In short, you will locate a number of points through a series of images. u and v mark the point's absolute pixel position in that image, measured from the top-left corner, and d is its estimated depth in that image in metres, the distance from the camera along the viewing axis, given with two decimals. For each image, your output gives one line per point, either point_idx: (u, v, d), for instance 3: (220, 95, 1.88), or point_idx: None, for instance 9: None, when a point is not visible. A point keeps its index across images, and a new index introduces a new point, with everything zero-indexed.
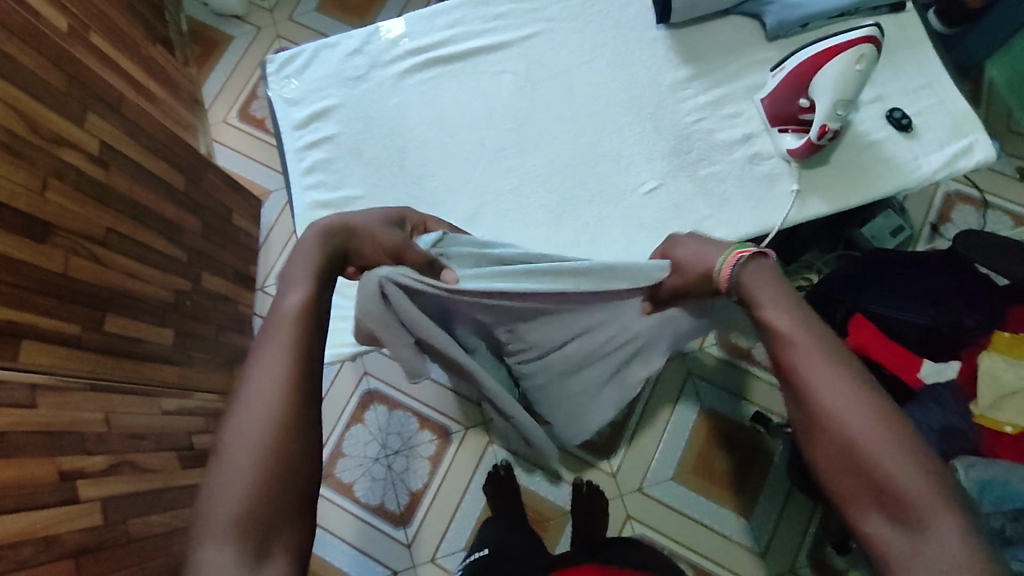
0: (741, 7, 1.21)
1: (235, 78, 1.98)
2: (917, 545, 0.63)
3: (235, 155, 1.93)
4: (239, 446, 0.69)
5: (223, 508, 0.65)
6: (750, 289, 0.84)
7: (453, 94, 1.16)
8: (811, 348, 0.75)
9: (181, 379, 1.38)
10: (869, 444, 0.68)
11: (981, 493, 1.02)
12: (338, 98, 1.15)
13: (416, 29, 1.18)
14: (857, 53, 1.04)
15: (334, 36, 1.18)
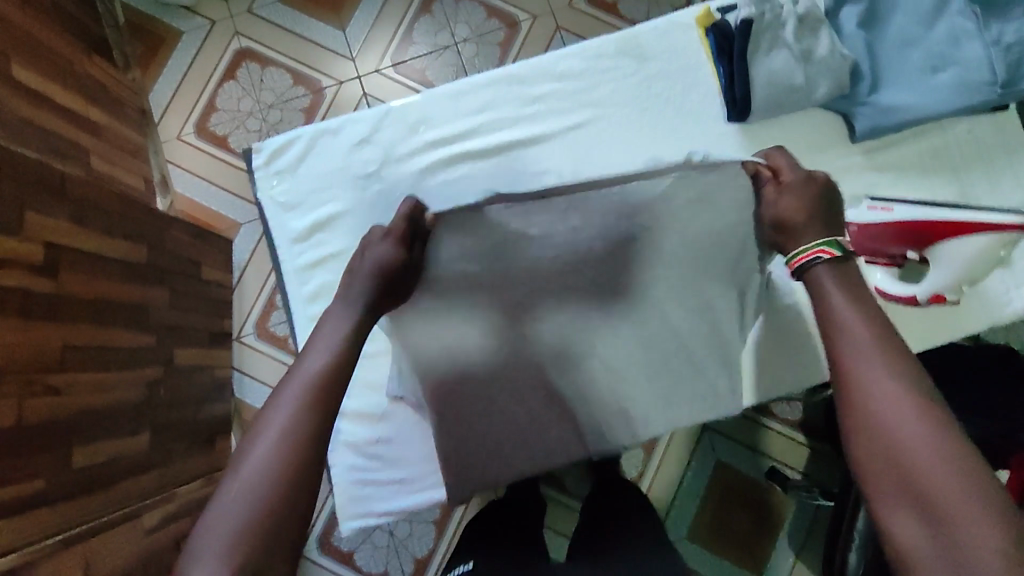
0: (836, 103, 1.14)
1: (189, 84, 1.68)
2: (952, 556, 0.63)
3: (195, 180, 1.67)
4: (254, 466, 0.71)
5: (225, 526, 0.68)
6: (816, 284, 0.86)
7: (477, 191, 1.14)
8: (872, 361, 0.76)
9: (161, 482, 1.23)
10: (917, 451, 0.68)
11: None
12: (344, 202, 1.16)
13: (439, 116, 1.17)
14: (1005, 241, 1.07)
15: (337, 122, 1.17)
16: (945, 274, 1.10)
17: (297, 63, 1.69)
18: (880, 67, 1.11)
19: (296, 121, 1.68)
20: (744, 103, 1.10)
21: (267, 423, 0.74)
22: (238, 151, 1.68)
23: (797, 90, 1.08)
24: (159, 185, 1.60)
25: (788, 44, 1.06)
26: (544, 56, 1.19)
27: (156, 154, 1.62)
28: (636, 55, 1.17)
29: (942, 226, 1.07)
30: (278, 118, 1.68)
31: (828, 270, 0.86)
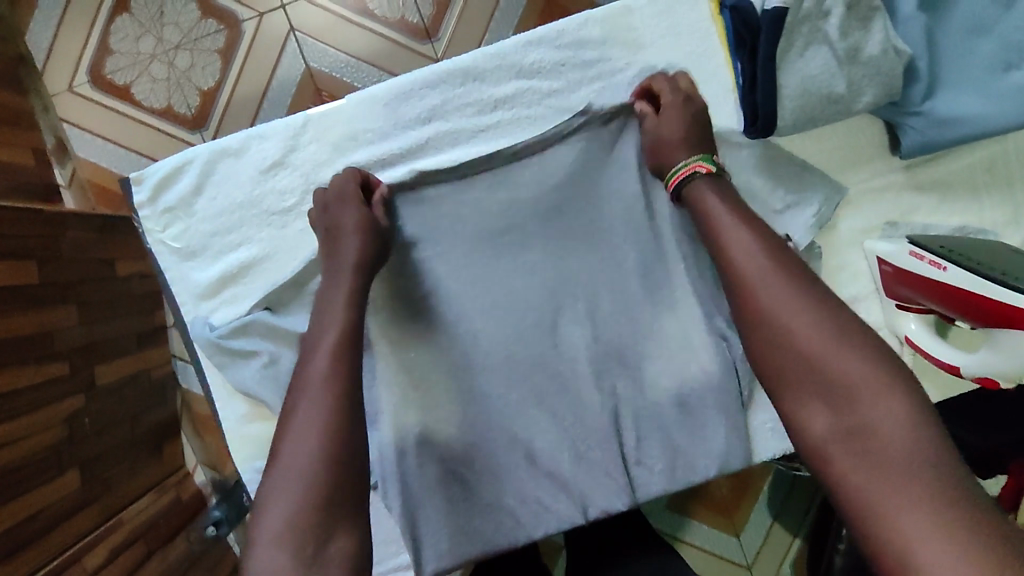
0: (894, 113, 0.72)
1: (76, 15, 1.12)
2: (866, 456, 0.45)
3: (102, 145, 1.16)
4: (313, 376, 0.54)
5: (299, 476, 0.49)
6: (694, 194, 0.63)
7: (460, 234, 0.73)
8: (736, 233, 0.58)
9: (109, 511, 1.00)
10: (805, 338, 0.50)
11: None
12: (259, 246, 0.71)
13: (372, 125, 0.72)
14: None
15: (232, 135, 0.71)
16: (985, 362, 0.65)
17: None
18: (938, 61, 0.69)
19: (209, 66, 1.14)
20: (775, 112, 0.67)
21: (311, 371, 0.54)
22: (145, 104, 1.14)
23: (836, 100, 0.67)
24: (51, 151, 1.11)
25: (829, 40, 0.65)
26: (523, 32, 0.73)
27: (43, 113, 1.12)
28: (668, 22, 0.73)
29: (981, 300, 0.63)
30: (190, 64, 1.14)
31: (707, 181, 0.63)
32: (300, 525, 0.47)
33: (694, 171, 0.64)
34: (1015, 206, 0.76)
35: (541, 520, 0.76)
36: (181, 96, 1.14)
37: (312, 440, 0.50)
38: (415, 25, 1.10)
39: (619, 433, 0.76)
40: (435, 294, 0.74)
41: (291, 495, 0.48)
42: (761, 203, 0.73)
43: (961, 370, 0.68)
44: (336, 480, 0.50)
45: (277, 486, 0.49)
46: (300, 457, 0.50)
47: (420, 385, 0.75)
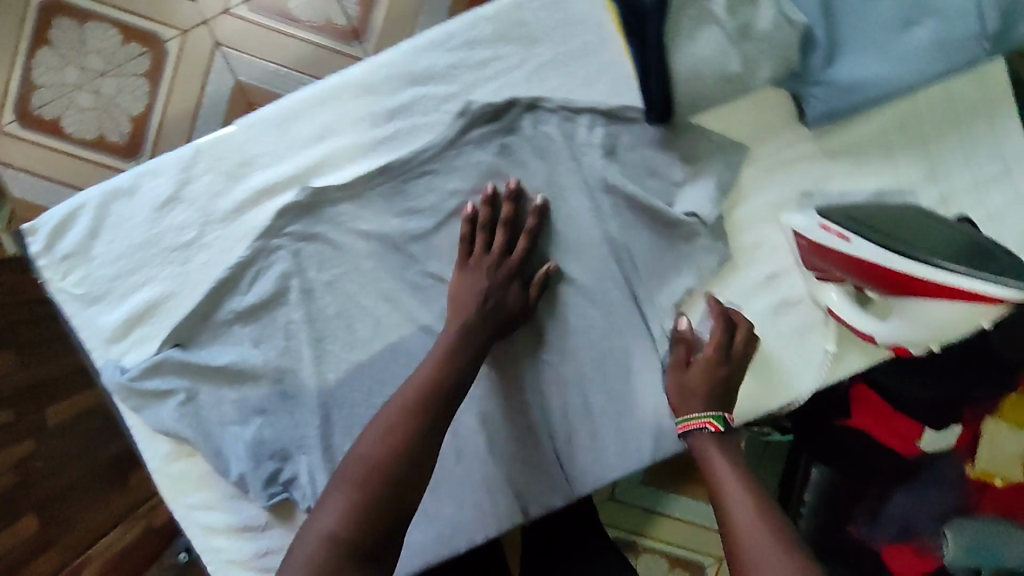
0: (797, 84, 0.70)
1: None
2: None
3: (33, 180, 1.06)
4: (358, 461, 0.59)
5: (305, 553, 0.53)
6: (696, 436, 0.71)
7: (368, 250, 0.73)
8: (735, 485, 0.65)
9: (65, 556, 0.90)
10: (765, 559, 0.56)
11: (970, 555, 1.04)
12: (162, 284, 0.71)
13: (265, 149, 0.70)
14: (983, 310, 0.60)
15: (122, 174, 0.70)
16: (900, 327, 0.66)
17: (122, 11, 1.03)
18: (838, 27, 0.67)
19: (136, 90, 1.04)
20: (671, 96, 0.65)
21: (362, 449, 0.59)
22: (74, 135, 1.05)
23: (733, 79, 0.65)
24: None
25: (718, 19, 0.64)
26: (415, 36, 0.72)
27: None
28: (560, 14, 0.71)
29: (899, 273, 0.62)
30: (117, 90, 1.05)
31: (709, 437, 0.70)
32: (349, 526, 0.54)
33: (699, 425, 0.71)
34: (930, 164, 0.75)
35: (483, 526, 0.77)
36: (112, 125, 1.05)
37: (380, 442, 0.59)
38: (342, 28, 1.03)
39: (549, 430, 0.77)
40: (351, 313, 0.73)
41: (345, 490, 0.57)
42: (660, 175, 0.74)
43: (876, 338, 0.68)
44: (328, 563, 0.52)
45: (337, 485, 0.57)
46: (364, 452, 0.59)
47: (346, 405, 0.74)
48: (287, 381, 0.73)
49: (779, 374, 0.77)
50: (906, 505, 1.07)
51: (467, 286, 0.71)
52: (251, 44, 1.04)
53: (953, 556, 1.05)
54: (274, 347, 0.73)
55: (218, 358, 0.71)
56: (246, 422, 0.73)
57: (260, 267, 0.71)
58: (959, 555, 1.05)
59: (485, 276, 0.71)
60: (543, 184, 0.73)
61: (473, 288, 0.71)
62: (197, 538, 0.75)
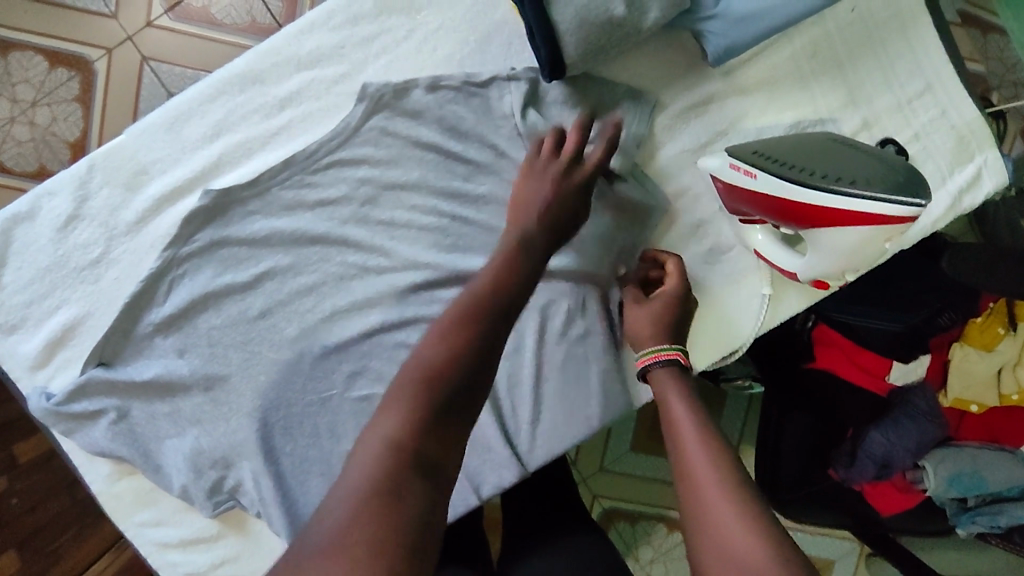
0: (694, 23, 0.69)
1: None
2: None
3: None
4: (416, 363, 0.47)
5: (359, 469, 0.41)
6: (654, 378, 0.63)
7: (282, 245, 0.71)
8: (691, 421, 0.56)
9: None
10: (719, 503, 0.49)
11: (950, 485, 1.03)
12: (77, 303, 0.70)
13: (160, 155, 0.70)
14: (891, 230, 0.59)
15: (20, 198, 0.69)
16: (813, 262, 0.64)
17: (44, 36, 0.96)
18: None
19: (72, 117, 0.97)
20: (558, 47, 0.64)
21: (414, 354, 0.47)
22: (16, 170, 0.97)
23: (620, 24, 0.65)
24: None
25: None
26: (295, 21, 0.71)
27: None
28: None
29: (798, 206, 0.61)
30: (53, 119, 0.97)
31: (674, 376, 0.62)
32: (415, 435, 0.43)
33: (671, 357, 0.63)
34: (846, 89, 0.73)
35: None
36: (53, 157, 0.97)
37: (444, 346, 0.47)
38: (267, 27, 0.98)
39: (495, 407, 0.75)
40: (274, 311, 0.72)
41: (406, 396, 0.45)
42: None
43: (797, 274, 0.68)
44: (404, 477, 0.40)
45: (390, 392, 0.45)
46: (423, 353, 0.47)
47: (281, 406, 0.72)
48: (218, 388, 0.72)
49: (721, 324, 0.75)
50: (883, 442, 1.03)
51: (541, 190, 0.64)
52: (180, 54, 0.98)
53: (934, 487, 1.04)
54: (200, 354, 0.72)
55: (144, 373, 0.70)
56: (181, 432, 0.72)
57: (173, 277, 0.70)
58: (939, 486, 1.03)
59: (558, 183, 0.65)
60: (450, 159, 0.72)
61: (544, 187, 0.64)
62: (152, 555, 0.74)
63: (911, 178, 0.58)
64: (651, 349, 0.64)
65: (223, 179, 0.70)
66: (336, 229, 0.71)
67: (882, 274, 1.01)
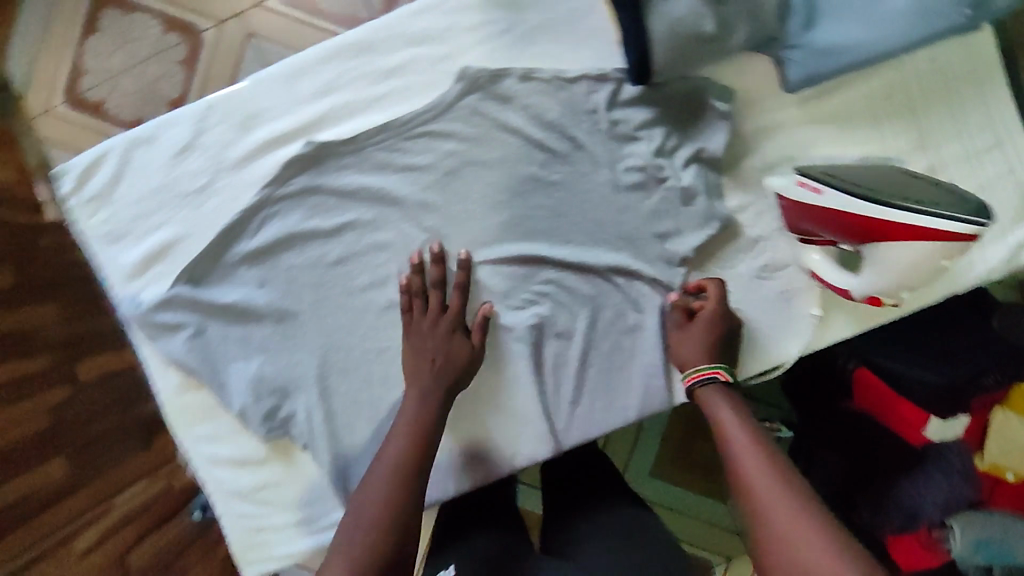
0: (779, 50, 0.73)
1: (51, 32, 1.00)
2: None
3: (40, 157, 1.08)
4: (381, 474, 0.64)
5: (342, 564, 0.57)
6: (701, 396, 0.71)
7: (366, 200, 0.77)
8: (742, 438, 0.64)
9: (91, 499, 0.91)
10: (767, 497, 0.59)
11: (977, 550, 0.93)
12: (177, 225, 0.77)
13: (272, 104, 0.77)
14: (949, 250, 0.63)
15: (147, 124, 0.77)
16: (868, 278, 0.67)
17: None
18: None
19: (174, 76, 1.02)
20: (647, 53, 0.70)
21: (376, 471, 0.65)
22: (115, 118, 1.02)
23: (708, 41, 0.70)
24: None
25: None
26: (411, 3, 0.79)
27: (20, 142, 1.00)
28: None
29: (864, 222, 0.65)
30: (157, 76, 1.03)
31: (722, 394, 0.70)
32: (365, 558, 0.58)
33: (714, 375, 0.71)
34: (917, 132, 0.76)
35: (468, 475, 0.80)
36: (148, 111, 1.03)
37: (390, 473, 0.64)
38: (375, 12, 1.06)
39: (540, 382, 0.80)
40: (349, 259, 0.78)
41: (378, 501, 0.62)
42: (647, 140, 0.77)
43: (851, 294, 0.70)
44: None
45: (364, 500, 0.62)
46: (371, 486, 0.64)
47: (343, 347, 0.79)
48: (287, 322, 0.78)
49: (769, 336, 0.78)
50: (912, 494, 1.00)
51: (431, 356, 0.74)
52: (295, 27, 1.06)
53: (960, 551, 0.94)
54: (277, 289, 0.78)
55: (226, 297, 0.77)
56: (248, 357, 0.78)
57: (266, 215, 0.77)
58: (965, 549, 0.93)
59: (456, 357, 0.74)
60: (531, 144, 0.77)
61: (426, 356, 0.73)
62: (202, 467, 0.80)
63: (973, 203, 0.64)
64: (695, 369, 0.72)
65: (325, 133, 0.77)
66: (417, 193, 0.78)
67: (926, 319, 1.04)
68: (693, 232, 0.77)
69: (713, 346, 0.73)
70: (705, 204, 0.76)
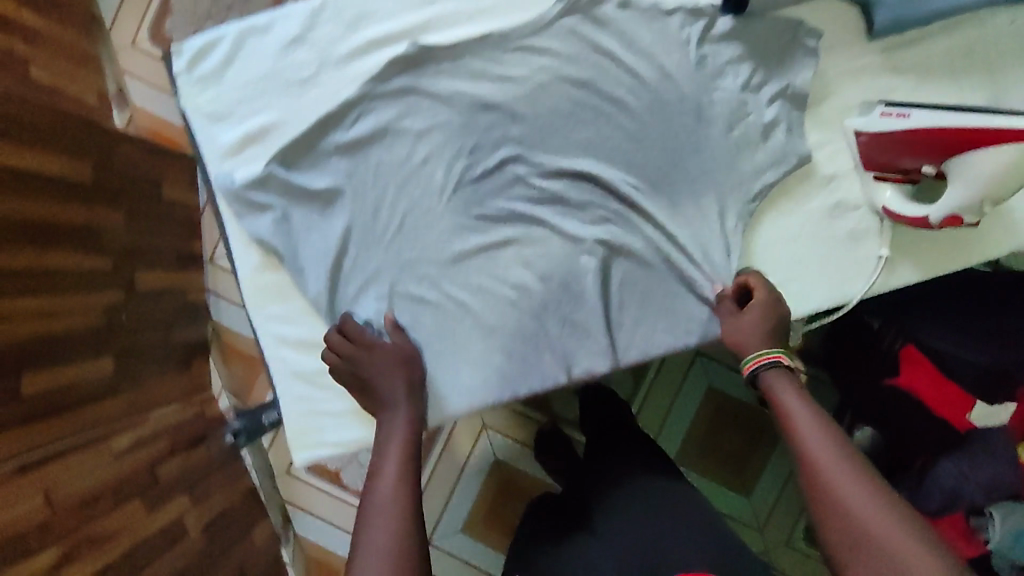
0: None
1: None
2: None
3: (156, 93, 1.38)
4: (380, 484, 0.65)
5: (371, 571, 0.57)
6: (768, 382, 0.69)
7: (460, 105, 0.81)
8: (817, 434, 0.63)
9: None
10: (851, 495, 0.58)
11: (1015, 541, 0.93)
12: (279, 111, 0.81)
13: (382, 8, 0.82)
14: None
15: (262, 15, 0.81)
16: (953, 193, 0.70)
17: None
18: None
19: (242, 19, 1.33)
20: None
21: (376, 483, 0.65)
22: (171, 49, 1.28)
23: None
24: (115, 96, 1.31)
25: None
26: None
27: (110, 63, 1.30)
28: None
29: (946, 135, 0.70)
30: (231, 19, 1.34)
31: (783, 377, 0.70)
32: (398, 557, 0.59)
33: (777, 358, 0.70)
34: (997, 89, 0.78)
35: (527, 380, 0.82)
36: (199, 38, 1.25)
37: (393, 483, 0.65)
38: None
39: (606, 298, 0.82)
40: (437, 159, 0.81)
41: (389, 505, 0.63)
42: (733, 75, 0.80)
43: (930, 218, 0.73)
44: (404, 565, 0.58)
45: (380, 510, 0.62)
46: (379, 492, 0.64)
47: (420, 244, 0.81)
48: (370, 215, 0.81)
49: (838, 274, 0.80)
50: (954, 473, 0.98)
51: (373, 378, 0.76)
52: None
53: (998, 544, 0.94)
54: (365, 180, 0.81)
55: (317, 184, 0.80)
56: (330, 243, 0.81)
57: (363, 110, 0.80)
58: (1003, 541, 0.94)
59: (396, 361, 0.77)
60: (621, 69, 0.81)
61: (386, 380, 0.76)
62: (270, 346, 0.82)
63: None
64: (758, 353, 0.71)
65: (429, 39, 0.81)
66: (509, 103, 0.81)
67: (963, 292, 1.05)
68: (770, 165, 0.80)
69: (770, 327, 0.73)
70: (783, 140, 0.80)
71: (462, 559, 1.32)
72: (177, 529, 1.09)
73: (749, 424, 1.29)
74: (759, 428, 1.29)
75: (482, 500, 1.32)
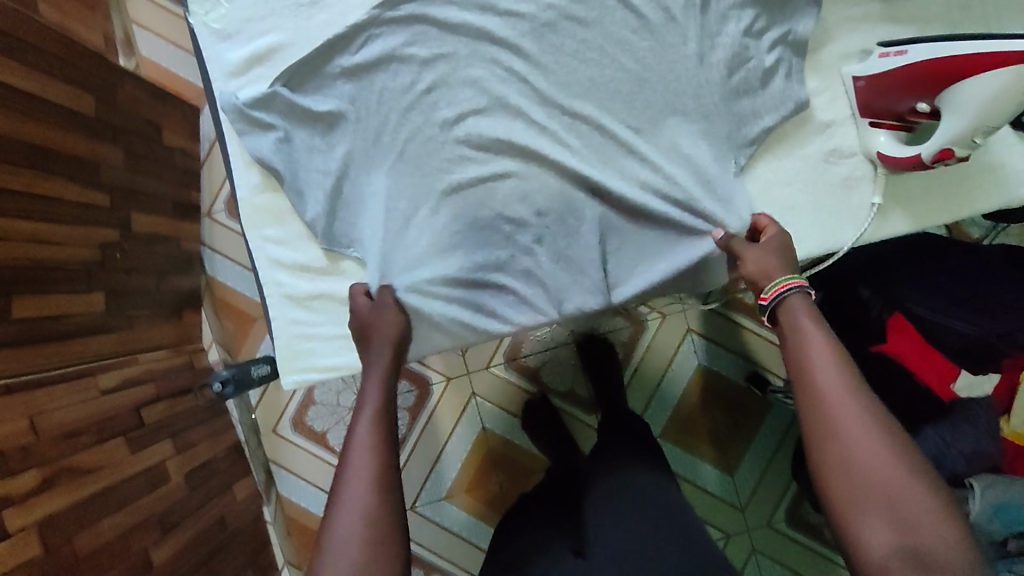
0: None
1: None
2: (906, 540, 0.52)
3: (161, 43, 1.39)
4: (362, 450, 0.64)
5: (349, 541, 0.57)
6: (790, 316, 0.67)
7: (465, 35, 0.82)
8: (834, 375, 0.61)
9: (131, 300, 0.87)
10: (860, 439, 0.57)
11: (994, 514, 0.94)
12: (285, 32, 0.82)
13: None
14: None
15: None
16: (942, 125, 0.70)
17: None
18: None
19: None
20: None
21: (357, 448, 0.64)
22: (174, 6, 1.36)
23: None
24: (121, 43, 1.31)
25: None
26: None
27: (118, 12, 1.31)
28: None
29: (931, 67, 0.70)
30: None
31: (808, 305, 0.68)
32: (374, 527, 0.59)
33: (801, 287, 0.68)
34: None
35: (518, 312, 0.82)
36: None
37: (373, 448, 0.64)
38: None
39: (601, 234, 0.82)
40: (441, 88, 0.82)
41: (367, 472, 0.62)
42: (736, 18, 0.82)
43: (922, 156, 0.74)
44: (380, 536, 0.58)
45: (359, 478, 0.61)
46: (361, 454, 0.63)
47: (419, 171, 0.81)
48: (371, 140, 0.82)
49: (831, 220, 0.81)
50: (935, 442, 0.98)
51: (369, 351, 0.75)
52: None
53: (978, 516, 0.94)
54: (368, 105, 0.82)
55: (320, 105, 0.81)
56: (329, 165, 0.82)
57: (371, 37, 0.81)
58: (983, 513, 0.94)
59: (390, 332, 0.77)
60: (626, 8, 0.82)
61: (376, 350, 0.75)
62: (264, 267, 0.83)
63: None
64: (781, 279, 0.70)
65: None
66: (514, 35, 0.82)
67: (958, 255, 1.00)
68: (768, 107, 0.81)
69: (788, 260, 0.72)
70: (783, 82, 0.81)
71: (443, 525, 1.29)
72: (159, 473, 1.06)
73: (736, 402, 1.29)
74: (746, 408, 1.29)
75: (466, 468, 1.30)
